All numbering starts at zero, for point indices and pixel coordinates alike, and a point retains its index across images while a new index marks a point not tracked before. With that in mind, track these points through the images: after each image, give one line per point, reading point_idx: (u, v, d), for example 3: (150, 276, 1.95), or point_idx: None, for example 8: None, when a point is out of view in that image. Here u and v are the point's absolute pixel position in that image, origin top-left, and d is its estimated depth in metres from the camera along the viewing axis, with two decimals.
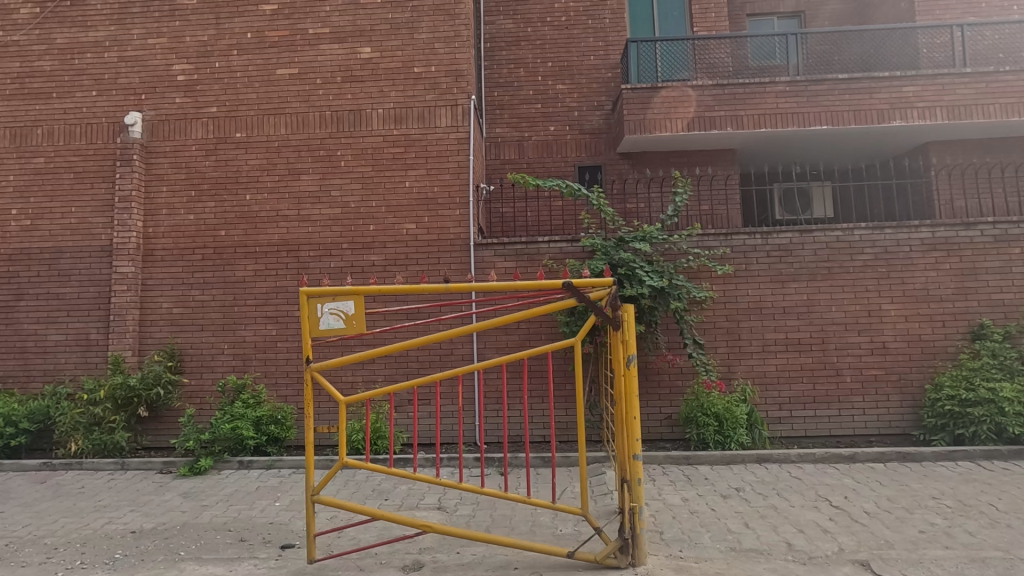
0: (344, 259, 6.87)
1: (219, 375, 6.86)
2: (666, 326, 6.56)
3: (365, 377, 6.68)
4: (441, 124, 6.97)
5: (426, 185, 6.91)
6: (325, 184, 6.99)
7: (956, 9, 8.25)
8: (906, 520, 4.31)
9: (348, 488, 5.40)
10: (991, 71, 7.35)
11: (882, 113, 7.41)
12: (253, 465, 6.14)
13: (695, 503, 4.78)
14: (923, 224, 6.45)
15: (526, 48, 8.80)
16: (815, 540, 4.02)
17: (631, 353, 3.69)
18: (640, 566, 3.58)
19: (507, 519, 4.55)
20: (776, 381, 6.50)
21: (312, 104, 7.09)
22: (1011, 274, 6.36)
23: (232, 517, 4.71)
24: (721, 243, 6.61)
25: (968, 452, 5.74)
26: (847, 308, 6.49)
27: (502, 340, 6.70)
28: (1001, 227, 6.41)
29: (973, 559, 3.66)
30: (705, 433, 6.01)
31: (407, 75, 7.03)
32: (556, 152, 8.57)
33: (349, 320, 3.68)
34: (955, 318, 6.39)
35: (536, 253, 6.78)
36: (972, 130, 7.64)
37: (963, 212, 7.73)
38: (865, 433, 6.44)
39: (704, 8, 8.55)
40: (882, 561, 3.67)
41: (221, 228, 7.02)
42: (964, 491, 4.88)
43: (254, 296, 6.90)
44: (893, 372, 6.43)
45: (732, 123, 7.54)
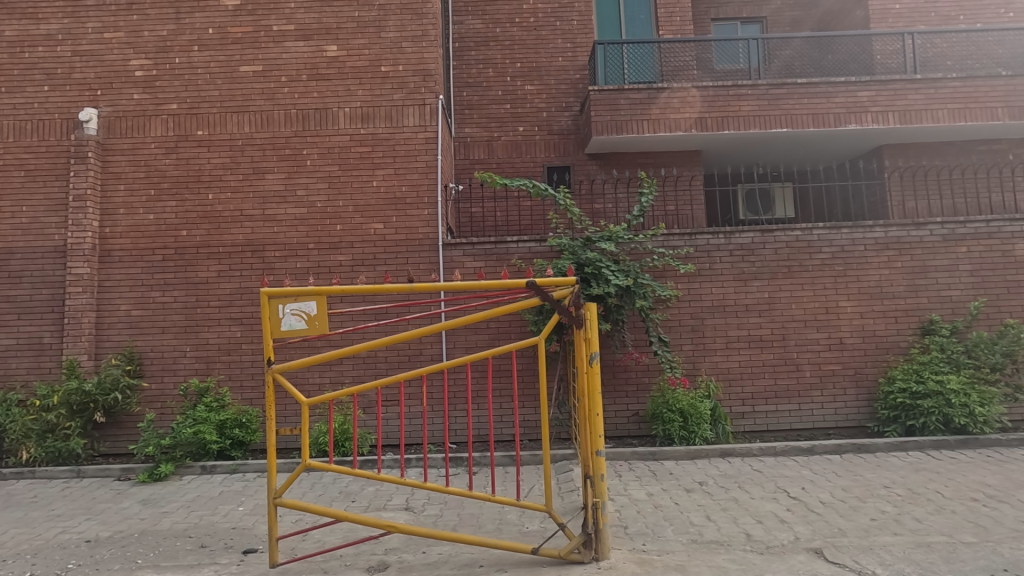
0: (310, 259, 6.79)
1: (181, 379, 6.70)
2: (632, 325, 6.67)
3: (333, 378, 6.63)
4: (409, 123, 6.94)
5: (394, 185, 6.87)
6: (291, 184, 6.89)
7: (908, 17, 8.56)
8: (858, 508, 4.49)
9: (314, 491, 5.34)
10: (940, 77, 7.69)
11: (839, 117, 7.68)
12: (216, 469, 6.01)
13: (660, 498, 4.88)
14: (877, 224, 6.71)
15: (494, 48, 8.82)
16: (772, 530, 4.14)
17: (594, 351, 3.74)
18: (603, 561, 3.64)
19: (474, 518, 4.57)
20: (739, 377, 6.67)
21: (276, 103, 6.97)
22: (958, 272, 6.65)
23: (193, 523, 4.62)
24: (685, 243, 6.75)
25: (919, 443, 5.99)
26: (806, 306, 6.70)
27: (471, 340, 6.71)
28: (949, 226, 6.70)
29: (919, 545, 3.83)
30: (671, 429, 6.15)
31: (374, 74, 6.98)
32: (525, 153, 8.62)
33: (312, 321, 3.64)
34: (907, 315, 6.67)
35: (505, 253, 6.81)
36: (922, 134, 7.99)
37: (913, 213, 8.07)
38: (824, 426, 6.65)
39: (670, 12, 8.70)
40: (835, 549, 3.81)
41: (183, 228, 6.85)
42: (914, 480, 5.10)
43: (217, 297, 6.76)
44: (849, 366, 6.66)
45: (697, 125, 7.70)
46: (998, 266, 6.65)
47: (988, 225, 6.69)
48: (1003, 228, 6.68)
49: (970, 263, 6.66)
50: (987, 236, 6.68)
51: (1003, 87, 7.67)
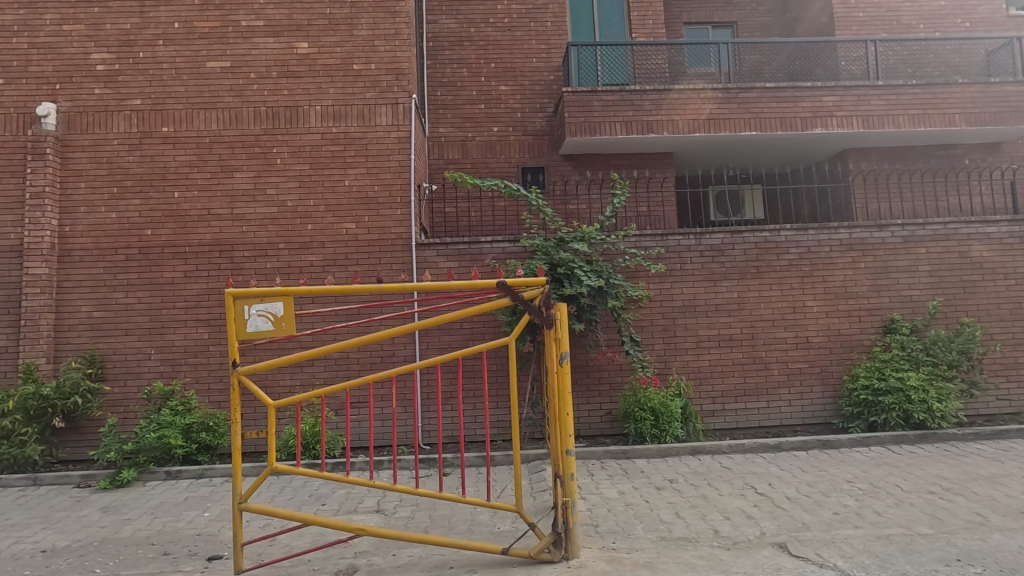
0: (280, 259, 6.67)
1: (145, 382, 6.52)
2: (605, 325, 6.72)
3: (303, 381, 6.53)
4: (381, 122, 6.88)
5: (366, 184, 6.80)
6: (260, 183, 6.76)
7: (870, 25, 8.85)
8: (821, 503, 4.61)
9: (283, 495, 5.25)
10: (901, 83, 7.92)
11: (805, 121, 7.87)
12: (181, 475, 5.87)
13: (631, 496, 4.93)
14: (841, 225, 6.90)
15: (468, 48, 8.80)
16: (739, 526, 4.22)
17: (564, 351, 3.75)
18: (573, 560, 3.65)
19: (446, 519, 4.55)
20: (710, 375, 6.77)
21: (245, 100, 6.84)
22: (918, 273, 6.88)
23: (156, 530, 4.49)
24: (657, 244, 6.84)
25: (880, 438, 6.18)
26: (774, 305, 6.85)
27: (444, 340, 6.68)
28: (909, 228, 6.92)
29: (878, 537, 3.95)
30: (642, 427, 6.22)
31: (347, 72, 6.91)
32: (499, 153, 8.62)
33: (278, 322, 3.57)
34: (870, 314, 6.86)
35: (478, 253, 6.79)
36: (885, 138, 8.24)
37: (876, 215, 8.34)
38: (791, 423, 6.80)
39: (642, 15, 8.79)
40: (798, 543, 3.90)
41: (147, 227, 6.67)
42: (876, 474, 5.26)
43: (184, 297, 6.60)
44: (815, 364, 6.82)
45: (669, 128, 7.79)
46: (955, 266, 6.89)
47: (946, 227, 6.92)
48: (960, 230, 6.92)
49: (929, 263, 6.89)
50: (945, 237, 6.91)
51: (960, 94, 7.95)
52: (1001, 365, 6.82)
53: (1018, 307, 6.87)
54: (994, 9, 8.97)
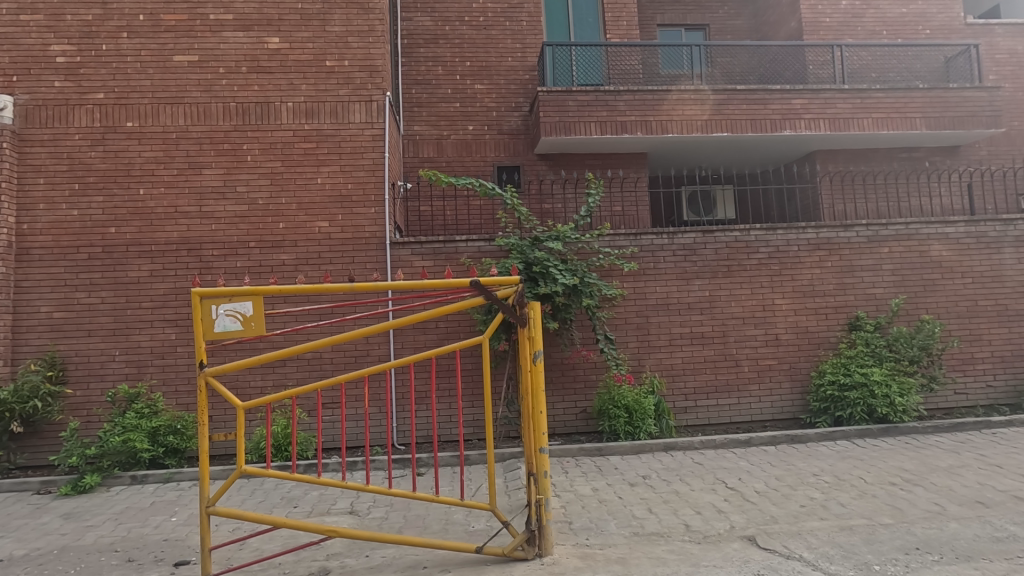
0: (251, 258, 6.55)
1: (109, 385, 6.33)
2: (580, 323, 6.77)
3: (276, 381, 6.43)
4: (355, 120, 6.81)
5: (339, 182, 6.72)
6: (230, 180, 6.62)
7: (837, 31, 9.11)
8: (789, 496, 4.72)
9: (254, 498, 5.16)
10: (865, 88, 8.15)
11: (775, 123, 8.04)
12: (148, 479, 5.72)
13: (605, 492, 4.98)
14: (809, 225, 7.07)
15: (443, 46, 8.76)
16: (710, 520, 4.30)
17: (538, 349, 3.76)
18: (547, 557, 3.68)
19: (420, 519, 4.53)
20: (683, 372, 6.88)
21: (214, 95, 6.68)
22: (882, 271, 7.10)
23: (121, 536, 4.37)
24: (630, 243, 6.92)
25: (845, 432, 6.37)
26: (744, 303, 6.98)
27: (419, 340, 6.65)
28: (873, 228, 7.14)
29: (842, 528, 4.07)
30: (616, 424, 6.29)
31: (319, 68, 6.81)
32: (475, 152, 8.60)
33: (247, 322, 3.48)
34: (837, 311, 7.05)
35: (454, 251, 6.77)
36: (852, 140, 8.47)
37: (842, 215, 8.58)
38: (761, 419, 6.95)
39: (617, 16, 8.85)
40: (766, 535, 3.99)
41: (111, 225, 6.47)
42: (841, 467, 5.42)
43: (150, 297, 6.43)
44: (784, 361, 6.98)
45: (642, 128, 7.88)
46: (916, 265, 7.13)
47: (907, 228, 7.15)
48: (921, 230, 7.16)
49: (892, 263, 7.11)
50: (906, 237, 7.15)
51: (920, 99, 8.22)
52: (958, 360, 7.08)
53: (975, 305, 7.13)
54: (953, 17, 9.29)
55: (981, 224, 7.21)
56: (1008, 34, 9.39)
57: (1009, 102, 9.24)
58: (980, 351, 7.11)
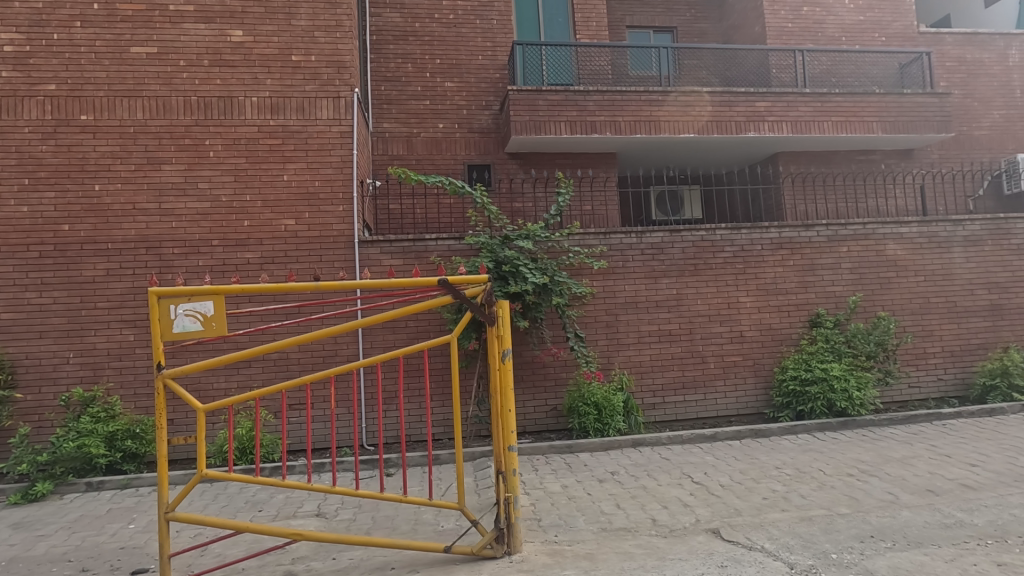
0: (214, 257, 6.38)
1: (63, 388, 6.09)
2: (550, 321, 6.80)
3: (240, 383, 6.29)
4: (322, 116, 6.70)
5: (306, 179, 6.59)
6: (192, 176, 6.43)
7: (798, 36, 9.39)
8: (752, 489, 4.84)
9: (217, 503, 5.02)
10: (825, 92, 8.41)
11: (740, 125, 8.21)
12: (104, 485, 5.52)
13: (574, 489, 5.02)
14: (772, 225, 7.26)
15: (413, 43, 8.67)
16: (676, 514, 4.38)
17: (506, 347, 3.75)
18: (515, 554, 3.68)
19: (389, 520, 4.49)
20: (651, 369, 6.98)
21: (174, 88, 6.48)
22: (840, 270, 7.34)
23: (74, 546, 4.20)
24: (600, 242, 6.99)
25: (807, 426, 6.55)
26: (710, 301, 7.13)
27: (389, 339, 6.58)
28: (832, 228, 7.38)
29: (802, 519, 4.20)
30: (586, 421, 6.35)
31: (285, 63, 6.68)
32: (445, 150, 8.56)
33: (208, 322, 3.37)
34: (798, 309, 7.26)
35: (423, 250, 6.70)
36: (813, 143, 8.73)
37: (804, 215, 8.82)
38: (726, 414, 7.10)
39: (586, 17, 8.92)
40: (730, 528, 4.09)
41: (64, 222, 6.22)
42: (802, 460, 5.58)
43: (106, 298, 6.20)
44: (749, 357, 7.16)
45: (611, 129, 7.96)
46: (873, 264, 7.39)
47: (865, 228, 7.42)
48: (877, 230, 7.43)
49: (850, 262, 7.36)
50: (864, 237, 7.41)
51: (877, 104, 8.53)
52: (912, 355, 7.37)
53: (927, 302, 7.44)
54: (907, 25, 9.65)
55: (933, 224, 7.51)
56: (958, 42, 9.81)
57: (958, 109, 9.66)
58: (932, 346, 7.41)
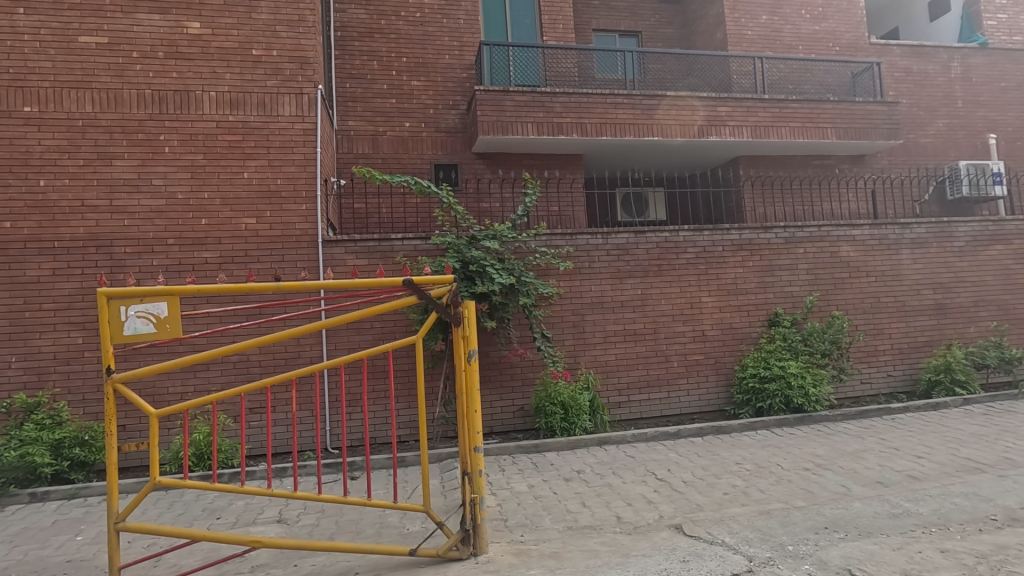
0: (169, 256, 6.16)
1: (4, 394, 5.77)
2: (517, 321, 6.82)
3: (198, 386, 6.09)
4: (285, 113, 6.55)
5: (267, 177, 6.43)
6: (145, 172, 6.19)
7: (757, 44, 9.67)
8: (713, 484, 4.96)
9: (172, 511, 4.85)
10: (783, 99, 8.69)
11: (702, 129, 8.41)
12: (49, 496, 5.25)
13: (540, 488, 5.05)
14: (732, 227, 7.45)
15: (379, 40, 8.56)
16: (640, 511, 4.45)
17: (472, 348, 3.74)
18: (481, 555, 3.67)
19: (353, 524, 4.42)
20: (616, 368, 7.07)
21: (126, 81, 6.22)
22: (797, 271, 7.59)
23: (16, 560, 3.99)
24: (566, 242, 7.04)
25: (766, 422, 6.74)
26: (674, 301, 7.27)
27: (354, 340, 6.48)
28: (789, 230, 7.62)
29: (761, 512, 4.32)
30: (552, 421, 6.38)
31: (245, 57, 6.50)
32: (412, 149, 8.48)
33: (161, 324, 3.23)
34: (757, 308, 7.47)
35: (389, 250, 6.61)
36: (771, 147, 9.01)
37: (763, 218, 9.08)
38: (689, 412, 7.24)
39: (553, 19, 8.98)
40: (692, 523, 4.18)
41: (6, 219, 5.90)
42: (761, 455, 5.75)
43: (53, 299, 5.91)
44: (711, 356, 7.33)
45: (577, 131, 8.03)
46: (828, 265, 7.67)
47: (820, 230, 7.69)
48: (832, 232, 7.72)
49: (806, 263, 7.62)
50: (819, 239, 7.68)
51: (831, 111, 8.85)
52: (864, 352, 7.68)
53: (878, 301, 7.76)
54: (859, 36, 10.05)
55: (883, 227, 7.85)
56: (905, 54, 10.27)
57: (906, 117, 10.12)
58: (882, 343, 7.74)
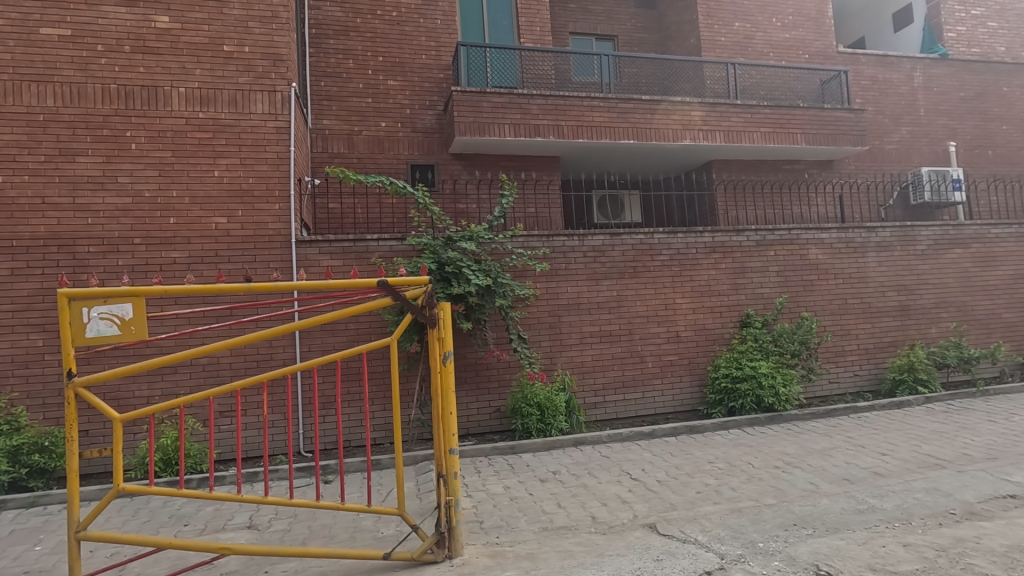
0: (135, 256, 5.99)
1: None
2: (493, 322, 6.81)
3: (166, 389, 5.94)
4: (257, 110, 6.43)
5: (239, 175, 6.30)
6: (110, 169, 6.01)
7: (730, 50, 9.86)
8: (687, 483, 5.03)
9: (137, 519, 4.71)
10: (755, 104, 8.87)
11: (676, 133, 8.53)
12: (6, 505, 5.05)
13: (516, 489, 5.05)
14: (706, 230, 7.57)
15: (355, 39, 8.47)
16: (615, 511, 4.48)
17: (448, 350, 3.72)
18: (456, 558, 3.66)
19: (326, 529, 4.35)
20: (592, 369, 7.12)
21: (90, 75, 6.03)
22: (768, 273, 7.75)
23: None
24: (543, 244, 7.07)
25: (738, 422, 6.86)
26: (649, 303, 7.35)
27: (328, 342, 6.39)
28: (761, 233, 7.78)
29: (732, 510, 4.40)
30: (529, 422, 6.39)
31: (216, 53, 6.36)
32: (388, 149, 8.41)
33: (126, 326, 3.14)
34: (730, 310, 7.61)
35: (365, 251, 6.54)
36: (744, 152, 9.20)
37: (735, 221, 9.26)
38: (664, 411, 7.33)
39: (530, 21, 9.01)
40: (666, 522, 4.23)
41: None
42: (732, 454, 5.85)
43: (11, 300, 5.69)
44: (685, 356, 7.43)
45: (554, 133, 8.07)
46: (797, 268, 7.85)
47: (790, 233, 7.88)
48: (801, 235, 7.91)
49: (777, 265, 7.79)
50: (789, 242, 7.86)
51: (801, 117, 9.07)
52: (832, 352, 7.88)
53: (845, 303, 7.98)
54: (827, 44, 10.33)
55: (850, 231, 8.07)
56: (871, 63, 10.59)
57: (872, 124, 10.43)
58: (849, 344, 7.96)
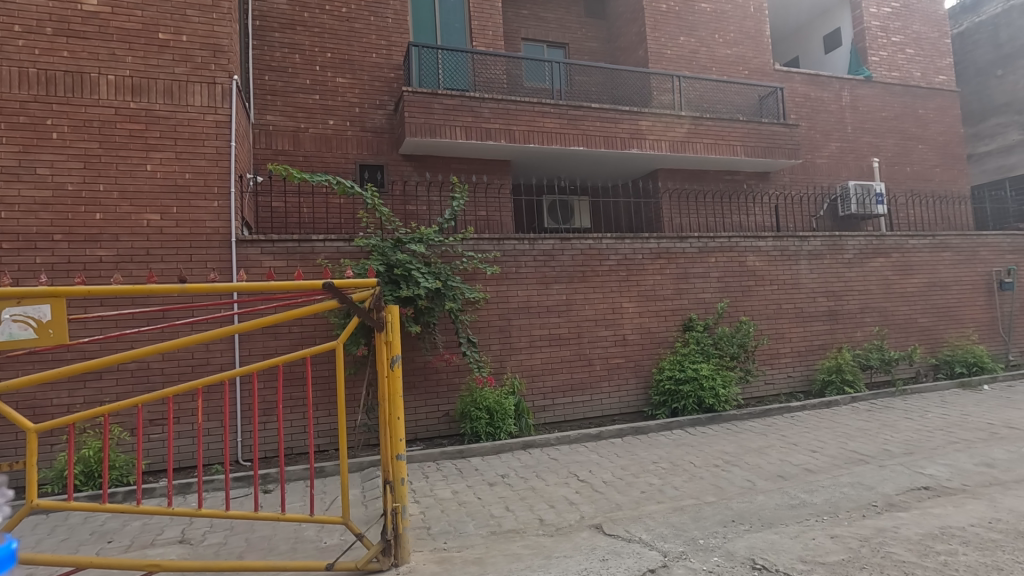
0: (55, 254, 5.56)
1: None
2: (443, 326, 6.76)
3: (89, 397, 5.55)
4: (195, 102, 6.13)
5: (174, 170, 5.99)
6: (28, 159, 5.56)
7: (676, 63, 10.22)
8: (632, 484, 5.15)
9: (55, 537, 4.37)
10: (698, 116, 9.22)
11: (624, 141, 8.74)
12: None
13: (465, 494, 5.01)
14: (652, 236, 7.79)
15: (302, 33, 8.22)
16: (562, 512, 4.53)
17: (396, 353, 3.66)
18: (402, 565, 3.59)
19: (266, 540, 4.18)
20: (542, 372, 7.18)
21: (5, 57, 5.57)
22: (709, 278, 8.06)
23: None
24: (493, 248, 7.08)
25: (681, 422, 7.08)
26: (597, 307, 7.49)
27: (270, 346, 6.15)
28: (703, 240, 8.09)
29: (675, 509, 4.53)
30: (478, 426, 6.37)
31: (150, 41, 6.02)
32: (336, 148, 8.20)
33: (43, 329, 2.90)
34: (673, 313, 7.86)
35: (310, 252, 6.33)
36: (687, 161, 9.55)
37: (679, 228, 9.59)
38: (610, 413, 7.47)
39: (483, 25, 9.02)
40: (612, 522, 4.31)
41: None
42: (675, 454, 6.03)
43: None
44: (631, 359, 7.61)
45: (506, 136, 8.10)
46: (736, 274, 8.20)
47: (729, 241, 8.22)
48: (740, 243, 8.27)
49: (717, 271, 8.11)
50: (728, 249, 8.20)
51: (740, 130, 9.50)
52: (767, 355, 8.27)
53: (780, 307, 8.39)
54: (765, 62, 10.87)
55: (784, 240, 8.51)
56: (804, 82, 11.22)
57: (804, 138, 11.05)
58: (784, 347, 8.38)
